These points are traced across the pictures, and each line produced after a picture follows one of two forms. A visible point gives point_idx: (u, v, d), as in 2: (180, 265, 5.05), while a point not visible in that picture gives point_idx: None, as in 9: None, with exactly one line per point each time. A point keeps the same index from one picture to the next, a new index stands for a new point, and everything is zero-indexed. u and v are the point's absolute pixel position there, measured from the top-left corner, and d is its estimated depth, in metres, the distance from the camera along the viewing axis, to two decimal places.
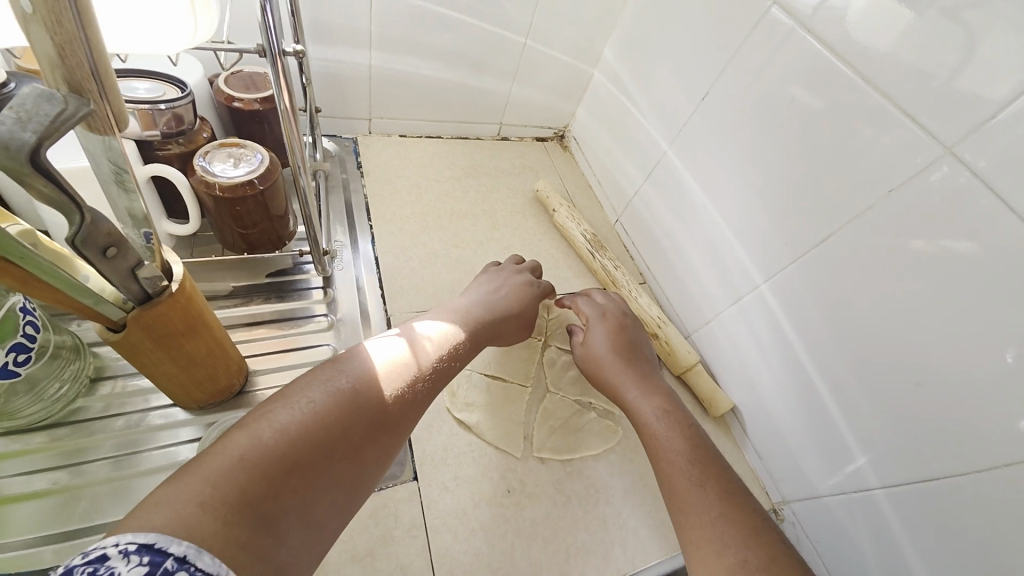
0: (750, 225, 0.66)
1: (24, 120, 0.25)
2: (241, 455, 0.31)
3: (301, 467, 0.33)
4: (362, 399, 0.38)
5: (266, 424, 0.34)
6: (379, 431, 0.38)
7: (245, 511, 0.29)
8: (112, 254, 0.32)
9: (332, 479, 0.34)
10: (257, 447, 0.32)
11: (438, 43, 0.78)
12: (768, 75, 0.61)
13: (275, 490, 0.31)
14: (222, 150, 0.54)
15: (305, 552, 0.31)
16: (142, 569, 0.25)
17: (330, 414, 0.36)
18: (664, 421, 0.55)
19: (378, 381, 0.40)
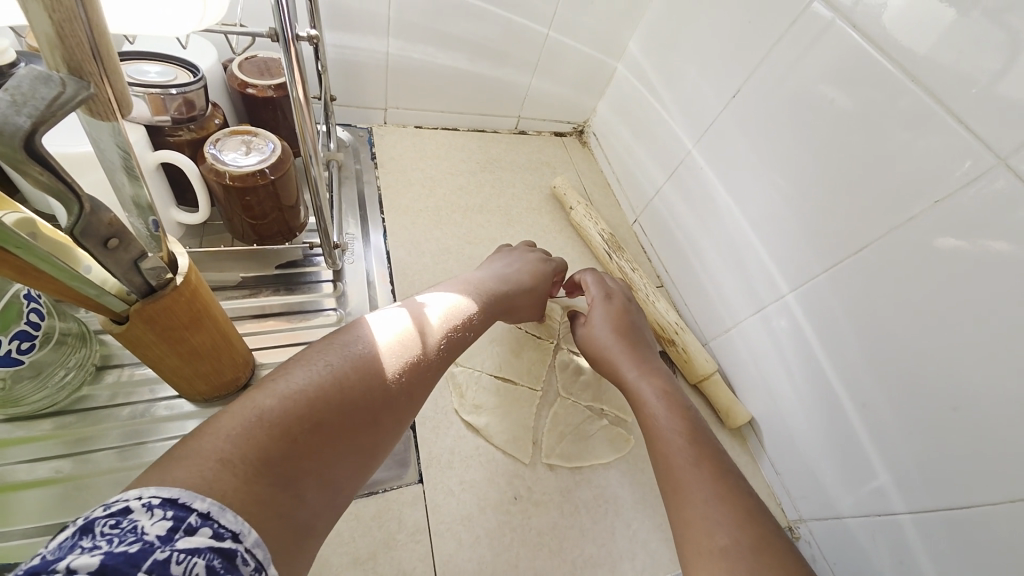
0: (778, 231, 0.63)
1: (19, 103, 0.23)
2: (259, 415, 0.31)
3: (318, 429, 0.32)
4: (380, 365, 0.38)
5: (285, 384, 0.33)
6: (397, 398, 0.38)
7: (263, 471, 0.29)
8: (114, 245, 0.30)
9: (348, 443, 0.34)
10: (276, 408, 0.31)
11: (458, 31, 0.76)
12: (804, 73, 0.58)
13: (294, 450, 0.31)
14: (234, 137, 0.52)
15: (321, 513, 0.32)
16: (167, 523, 0.25)
17: (348, 378, 0.35)
18: (663, 402, 0.53)
19: (396, 347, 0.40)
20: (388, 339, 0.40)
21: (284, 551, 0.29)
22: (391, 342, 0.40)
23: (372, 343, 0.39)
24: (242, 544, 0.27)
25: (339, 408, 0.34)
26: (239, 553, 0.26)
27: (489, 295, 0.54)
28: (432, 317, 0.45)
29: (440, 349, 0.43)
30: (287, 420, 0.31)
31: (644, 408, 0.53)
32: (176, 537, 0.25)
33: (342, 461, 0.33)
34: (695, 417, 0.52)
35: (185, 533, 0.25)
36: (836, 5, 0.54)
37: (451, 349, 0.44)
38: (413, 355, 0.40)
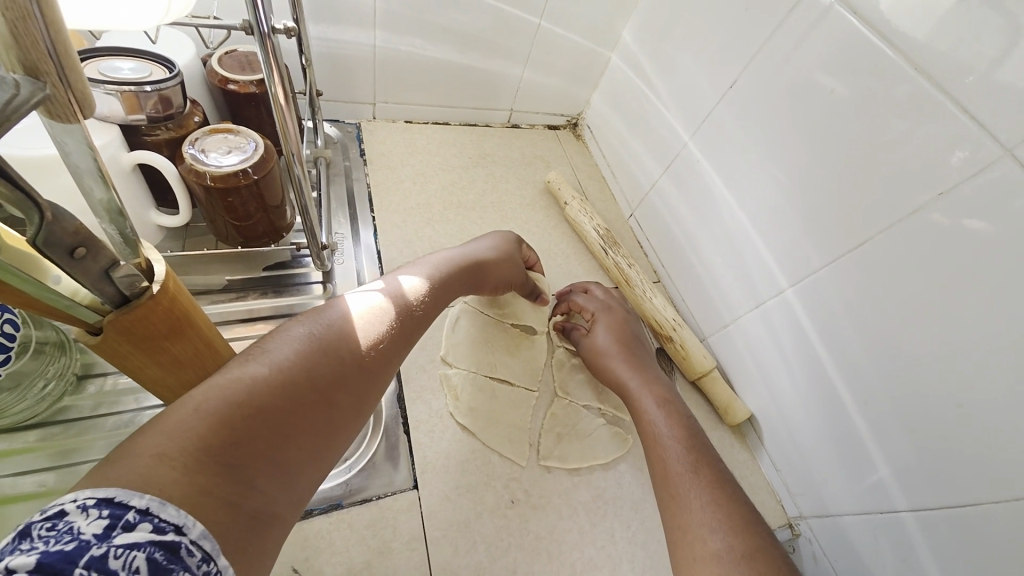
0: (777, 225, 0.61)
1: None
2: (197, 409, 0.29)
3: (268, 416, 0.31)
4: (330, 352, 0.37)
5: (229, 373, 0.32)
6: (353, 382, 0.37)
7: (207, 462, 0.28)
8: (81, 255, 0.29)
9: (303, 428, 0.33)
10: (217, 399, 0.30)
11: (446, 22, 0.73)
12: (801, 61, 0.56)
13: (240, 440, 0.30)
14: (213, 136, 0.50)
15: (278, 503, 0.31)
16: (102, 522, 0.24)
17: (298, 364, 0.34)
18: (663, 410, 0.55)
19: (347, 334, 0.39)
20: (338, 326, 0.39)
21: (236, 543, 0.28)
22: (344, 327, 0.39)
23: (324, 329, 0.38)
24: (187, 536, 0.25)
25: (289, 394, 0.33)
26: (184, 545, 0.25)
27: (458, 270, 0.53)
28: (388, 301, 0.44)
29: (395, 331, 0.42)
30: (232, 409, 0.30)
31: (643, 416, 0.55)
32: (113, 533, 0.23)
33: (297, 446, 0.32)
34: (694, 426, 0.53)
35: (121, 529, 0.24)
36: None
37: (409, 330, 0.44)
38: (369, 338, 0.40)
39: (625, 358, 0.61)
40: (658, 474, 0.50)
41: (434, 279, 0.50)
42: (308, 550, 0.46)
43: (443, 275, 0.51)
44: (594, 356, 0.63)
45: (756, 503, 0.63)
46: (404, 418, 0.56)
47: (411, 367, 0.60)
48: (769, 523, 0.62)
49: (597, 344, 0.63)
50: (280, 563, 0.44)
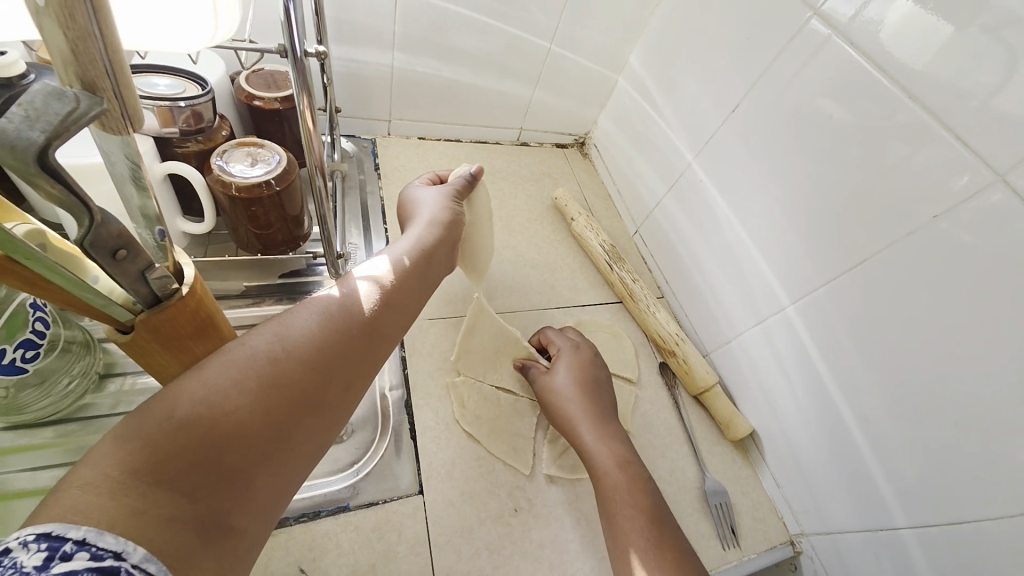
0: (778, 244, 0.63)
1: (32, 118, 0.23)
2: (125, 433, 0.28)
3: (218, 426, 0.30)
4: (276, 355, 0.35)
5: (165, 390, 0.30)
6: (316, 384, 0.36)
7: (142, 482, 0.26)
8: (122, 256, 0.31)
9: (261, 436, 0.32)
10: (147, 420, 0.28)
11: (461, 45, 0.77)
12: (802, 89, 0.59)
13: (173, 456, 0.28)
14: (240, 149, 0.53)
15: (235, 515, 0.29)
16: (40, 555, 0.22)
17: (248, 371, 0.33)
18: (622, 475, 0.52)
19: (297, 333, 0.37)
20: (286, 327, 0.37)
21: (187, 560, 0.26)
22: (307, 325, 0.38)
23: (273, 332, 0.36)
24: (127, 561, 0.23)
25: (232, 403, 0.31)
26: (124, 569, 0.23)
27: (420, 247, 0.52)
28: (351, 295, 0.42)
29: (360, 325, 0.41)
30: (173, 423, 0.29)
31: (609, 488, 0.51)
32: (51, 565, 0.22)
33: (256, 457, 0.31)
34: (657, 497, 0.51)
35: (59, 560, 0.22)
36: (834, 23, 0.55)
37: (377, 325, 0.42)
38: (333, 332, 0.39)
39: (585, 404, 0.58)
40: (615, 548, 0.48)
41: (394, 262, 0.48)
42: (316, 551, 0.47)
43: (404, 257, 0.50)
44: (550, 398, 0.60)
45: (758, 520, 0.63)
46: (411, 424, 0.57)
47: (419, 375, 0.62)
48: (771, 540, 0.62)
49: (557, 386, 0.60)
50: (288, 564, 0.45)
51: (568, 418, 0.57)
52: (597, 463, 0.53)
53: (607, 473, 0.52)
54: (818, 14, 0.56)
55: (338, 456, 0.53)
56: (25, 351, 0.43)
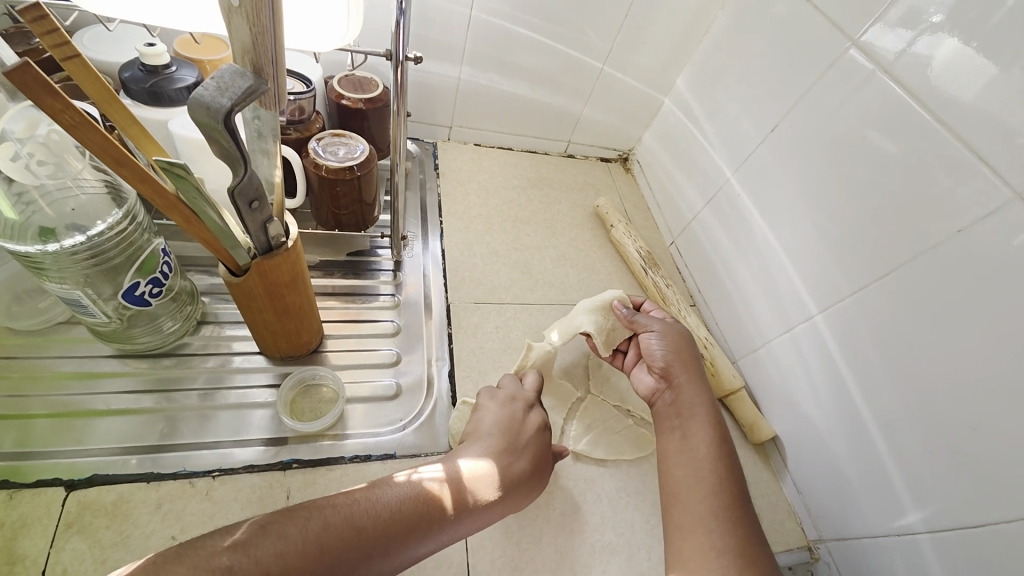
0: (809, 256, 0.66)
1: (223, 90, 0.31)
2: (273, 531, 0.39)
3: (340, 535, 0.40)
4: (386, 523, 0.43)
5: (323, 504, 0.42)
6: (411, 525, 0.44)
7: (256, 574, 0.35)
8: (255, 206, 0.39)
9: (355, 557, 0.40)
10: (287, 531, 0.39)
11: (521, 62, 0.85)
12: (838, 113, 0.63)
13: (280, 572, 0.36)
14: (332, 138, 0.62)
15: None
16: None
17: (377, 498, 0.45)
18: (710, 442, 0.53)
19: (409, 513, 0.45)
20: (404, 494, 0.46)
21: None
22: (409, 492, 0.46)
23: (407, 489, 0.47)
24: None
25: (341, 534, 0.41)
26: None
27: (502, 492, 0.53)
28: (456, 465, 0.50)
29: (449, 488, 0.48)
30: (309, 529, 0.40)
31: (694, 435, 0.54)
32: None
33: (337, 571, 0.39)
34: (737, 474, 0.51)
35: None
36: (870, 52, 0.59)
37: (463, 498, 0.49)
38: (427, 508, 0.46)
39: (687, 365, 0.59)
40: (671, 514, 0.50)
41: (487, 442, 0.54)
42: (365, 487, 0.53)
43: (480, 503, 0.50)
44: (655, 355, 0.60)
45: (775, 521, 0.65)
46: (453, 393, 0.63)
47: (463, 352, 0.68)
48: (787, 542, 0.64)
49: (655, 343, 0.61)
50: None
51: (673, 376, 0.58)
52: (688, 403, 0.56)
53: (699, 413, 0.55)
54: (856, 45, 0.61)
55: (389, 412, 0.59)
56: (158, 287, 0.51)
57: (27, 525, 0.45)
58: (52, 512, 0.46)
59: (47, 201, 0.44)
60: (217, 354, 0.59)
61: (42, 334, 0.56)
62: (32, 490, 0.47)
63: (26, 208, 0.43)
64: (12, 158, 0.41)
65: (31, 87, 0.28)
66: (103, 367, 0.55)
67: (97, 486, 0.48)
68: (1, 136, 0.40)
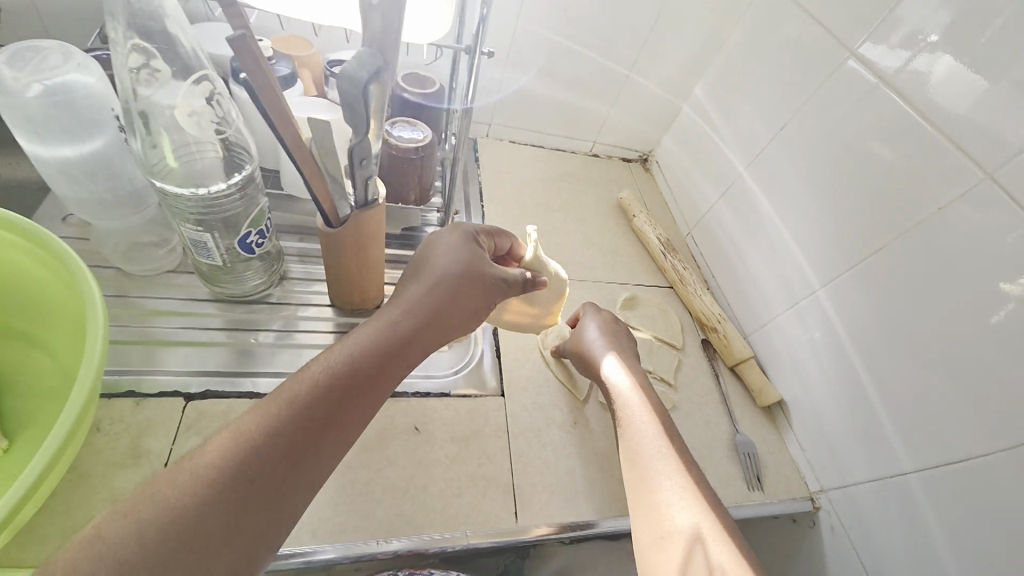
0: (813, 237, 0.75)
1: (362, 66, 0.41)
2: (228, 446, 0.37)
3: (299, 414, 0.40)
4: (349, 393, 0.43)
5: (280, 395, 0.41)
6: (378, 355, 0.46)
7: (228, 488, 0.35)
8: (364, 163, 0.49)
9: (328, 421, 0.41)
10: (241, 439, 0.37)
11: (557, 67, 0.96)
12: (840, 114, 0.72)
13: (251, 478, 0.36)
14: (400, 125, 0.72)
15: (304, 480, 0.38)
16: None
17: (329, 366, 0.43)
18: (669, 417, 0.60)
19: (369, 379, 0.45)
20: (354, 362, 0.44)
21: (263, 507, 0.36)
22: (376, 337, 0.47)
23: (346, 369, 0.44)
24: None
25: (302, 418, 0.40)
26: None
27: (430, 261, 0.55)
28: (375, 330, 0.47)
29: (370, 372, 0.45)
30: (264, 426, 0.38)
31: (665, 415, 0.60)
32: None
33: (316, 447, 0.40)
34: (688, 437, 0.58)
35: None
36: (867, 62, 0.69)
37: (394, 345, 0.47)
38: (388, 341, 0.47)
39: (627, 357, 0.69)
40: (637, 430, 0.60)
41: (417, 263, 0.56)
42: (426, 417, 0.61)
43: (413, 292, 0.52)
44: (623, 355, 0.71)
45: (782, 474, 0.72)
46: (496, 348, 0.72)
47: None
48: (792, 493, 0.71)
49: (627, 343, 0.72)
50: (405, 421, 0.60)
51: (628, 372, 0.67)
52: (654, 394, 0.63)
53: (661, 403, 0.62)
54: (856, 56, 0.70)
55: (443, 360, 0.68)
56: (261, 239, 0.60)
57: (152, 427, 0.54)
58: (173, 417, 0.55)
59: (200, 155, 0.53)
60: (296, 305, 0.68)
61: (148, 279, 0.65)
62: (154, 400, 0.56)
63: (185, 159, 0.53)
64: (189, 116, 0.50)
65: (242, 54, 0.37)
66: (200, 308, 0.64)
67: (206, 401, 0.57)
68: (183, 98, 0.49)
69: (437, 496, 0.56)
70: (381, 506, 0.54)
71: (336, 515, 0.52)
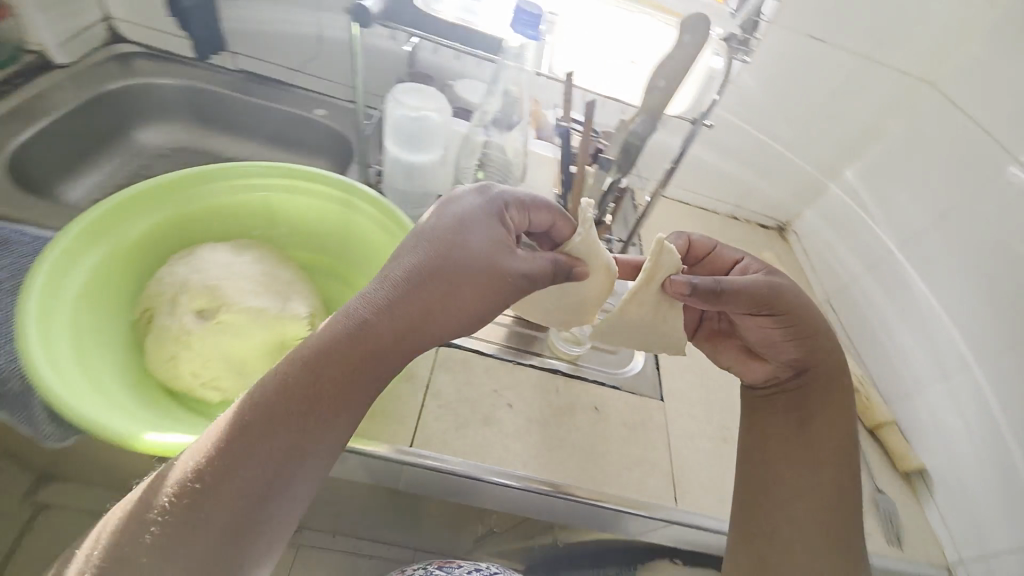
0: (970, 320, 0.81)
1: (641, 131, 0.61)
2: (223, 428, 0.40)
3: (265, 413, 0.40)
4: (311, 393, 0.41)
5: (257, 386, 0.42)
6: (347, 352, 0.42)
7: (212, 480, 0.39)
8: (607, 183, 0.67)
9: (301, 422, 0.41)
10: (229, 428, 0.40)
11: (722, 140, 1.12)
12: (1006, 212, 0.79)
13: (231, 470, 0.39)
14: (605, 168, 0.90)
15: (285, 475, 0.40)
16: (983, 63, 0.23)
17: (302, 360, 0.42)
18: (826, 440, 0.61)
19: (331, 376, 0.42)
20: (317, 361, 0.42)
21: (258, 499, 0.39)
22: (350, 329, 0.43)
23: (312, 366, 0.42)
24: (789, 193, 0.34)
25: (269, 420, 0.40)
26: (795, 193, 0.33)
27: (422, 246, 0.47)
28: (337, 341, 0.43)
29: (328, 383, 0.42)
30: (245, 416, 0.40)
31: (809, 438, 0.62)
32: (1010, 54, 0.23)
33: (292, 452, 0.40)
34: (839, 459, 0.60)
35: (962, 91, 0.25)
36: None
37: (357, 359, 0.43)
38: (367, 333, 0.43)
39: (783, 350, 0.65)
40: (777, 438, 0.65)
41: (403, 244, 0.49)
42: (603, 400, 0.74)
43: (391, 281, 0.45)
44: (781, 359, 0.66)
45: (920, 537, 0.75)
46: (656, 361, 0.83)
47: None
48: (930, 557, 0.73)
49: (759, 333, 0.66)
50: (588, 401, 0.73)
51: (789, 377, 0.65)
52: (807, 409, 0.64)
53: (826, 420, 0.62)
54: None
55: (614, 359, 0.81)
56: None
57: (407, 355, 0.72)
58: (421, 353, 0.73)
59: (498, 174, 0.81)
60: None
61: None
62: None
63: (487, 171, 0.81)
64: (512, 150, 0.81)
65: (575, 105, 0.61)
66: None
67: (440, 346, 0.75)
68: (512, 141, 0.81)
69: (613, 463, 0.68)
70: (572, 458, 0.66)
71: (541, 457, 0.65)
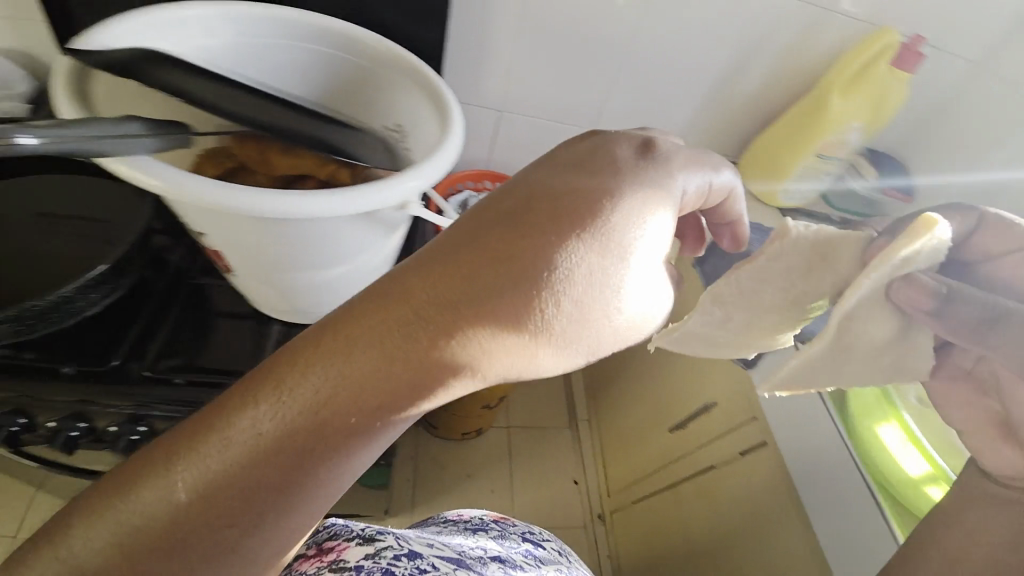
0: None
1: None
2: (286, 368, 0.32)
3: (410, 286, 0.33)
4: (481, 264, 0.33)
5: (381, 278, 0.35)
6: (531, 228, 0.34)
7: (291, 423, 0.31)
8: None
9: (446, 306, 0.33)
10: (285, 361, 0.32)
11: None
12: None
13: (323, 408, 0.31)
14: None
15: (377, 419, 0.32)
16: None
17: (477, 222, 0.35)
18: None
19: (508, 253, 0.33)
20: (499, 226, 0.34)
21: (342, 449, 0.32)
22: (541, 216, 0.34)
23: (484, 238, 0.34)
24: None
25: (412, 294, 0.33)
26: None
27: (586, 164, 0.37)
28: (502, 213, 0.35)
29: (451, 295, 0.33)
30: (346, 329, 0.33)
31: None
32: None
33: (419, 329, 0.32)
34: None
35: None
36: None
37: (511, 244, 0.34)
38: (557, 220, 0.34)
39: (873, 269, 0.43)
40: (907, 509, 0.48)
41: (539, 159, 0.39)
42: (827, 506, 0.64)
43: (572, 181, 0.36)
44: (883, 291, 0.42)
45: None
46: None
47: None
48: None
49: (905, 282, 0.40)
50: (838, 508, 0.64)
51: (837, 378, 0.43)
52: None
53: None
54: None
55: None
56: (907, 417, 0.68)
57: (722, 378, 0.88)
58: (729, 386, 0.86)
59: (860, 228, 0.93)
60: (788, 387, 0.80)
61: None
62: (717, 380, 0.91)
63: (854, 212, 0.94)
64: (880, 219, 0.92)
65: None
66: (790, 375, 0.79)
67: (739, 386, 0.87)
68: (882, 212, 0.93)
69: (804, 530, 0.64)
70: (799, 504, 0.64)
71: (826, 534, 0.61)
